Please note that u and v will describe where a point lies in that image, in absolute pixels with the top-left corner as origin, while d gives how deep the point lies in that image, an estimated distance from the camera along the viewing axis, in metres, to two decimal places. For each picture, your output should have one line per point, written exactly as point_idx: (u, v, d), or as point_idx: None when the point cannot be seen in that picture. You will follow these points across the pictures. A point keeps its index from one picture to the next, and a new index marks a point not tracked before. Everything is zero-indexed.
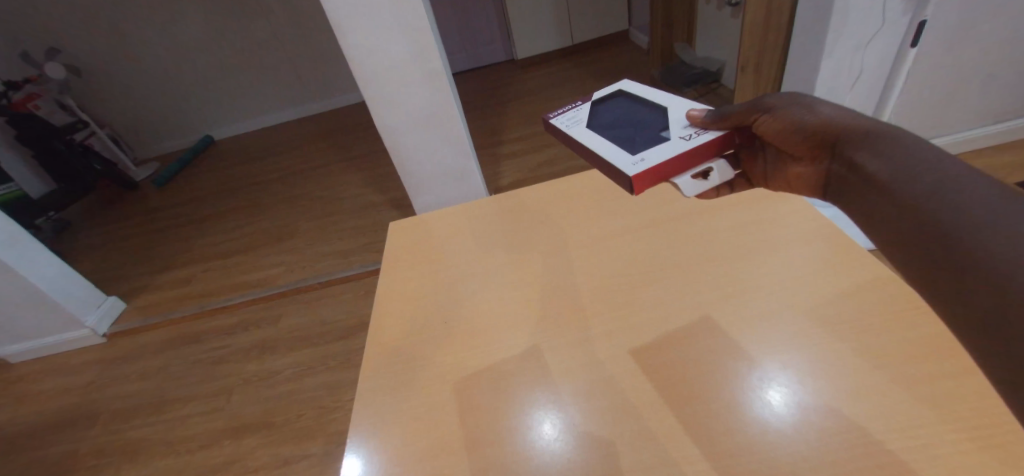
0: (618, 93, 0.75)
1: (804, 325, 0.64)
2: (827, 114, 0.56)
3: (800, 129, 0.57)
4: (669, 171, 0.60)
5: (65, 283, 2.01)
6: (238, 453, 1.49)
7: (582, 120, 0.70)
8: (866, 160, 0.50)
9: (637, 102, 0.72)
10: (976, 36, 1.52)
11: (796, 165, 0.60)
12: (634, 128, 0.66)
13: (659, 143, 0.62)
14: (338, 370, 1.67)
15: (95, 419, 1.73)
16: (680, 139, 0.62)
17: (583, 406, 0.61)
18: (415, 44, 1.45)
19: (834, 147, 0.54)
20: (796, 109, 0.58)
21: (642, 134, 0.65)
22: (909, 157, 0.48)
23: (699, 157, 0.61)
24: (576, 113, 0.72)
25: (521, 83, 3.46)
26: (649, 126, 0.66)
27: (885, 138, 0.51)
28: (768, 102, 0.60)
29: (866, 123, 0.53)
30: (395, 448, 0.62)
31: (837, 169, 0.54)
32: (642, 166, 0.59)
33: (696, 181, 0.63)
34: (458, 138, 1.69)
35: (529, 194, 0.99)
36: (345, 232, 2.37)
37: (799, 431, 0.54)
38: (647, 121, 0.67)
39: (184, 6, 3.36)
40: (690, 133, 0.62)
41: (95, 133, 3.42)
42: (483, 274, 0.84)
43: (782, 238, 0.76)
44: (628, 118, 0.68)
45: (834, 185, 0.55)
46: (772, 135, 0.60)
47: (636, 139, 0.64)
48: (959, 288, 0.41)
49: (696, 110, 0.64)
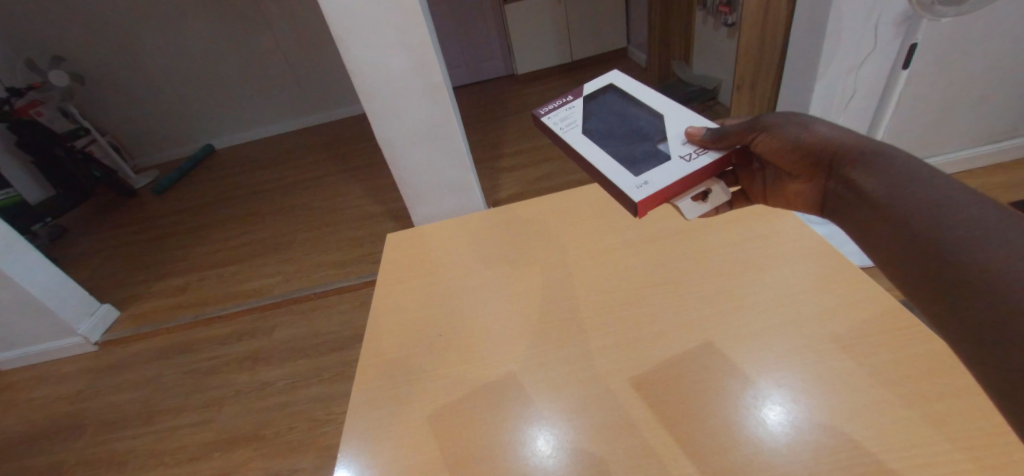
0: (608, 87, 0.73)
1: (797, 344, 0.64)
2: (822, 133, 0.57)
3: (797, 146, 0.58)
4: (672, 194, 0.59)
5: (59, 290, 2.00)
6: (227, 466, 1.47)
7: (577, 123, 0.68)
8: (861, 178, 0.51)
9: (630, 103, 0.70)
10: (968, 58, 1.55)
11: (795, 182, 0.60)
12: (632, 138, 0.65)
13: (660, 163, 0.61)
14: (332, 381, 1.66)
15: (83, 430, 1.71)
16: (680, 158, 0.61)
17: (578, 421, 0.61)
18: (417, 59, 1.47)
19: (829, 165, 0.55)
20: (792, 127, 0.59)
21: (641, 148, 0.63)
22: (902, 176, 0.49)
23: (700, 178, 0.61)
24: (569, 113, 0.70)
25: (521, 98, 3.51)
26: (647, 137, 0.65)
27: (880, 156, 0.51)
28: (766, 121, 0.60)
29: (860, 142, 0.54)
30: (386, 463, 0.61)
31: (833, 186, 0.54)
32: (646, 190, 0.58)
33: (695, 203, 0.62)
34: (457, 151, 1.70)
35: (525, 209, 0.99)
36: (342, 242, 2.37)
37: (793, 449, 0.54)
38: (644, 129, 0.66)
39: (191, 18, 3.41)
40: (690, 152, 0.61)
41: (96, 140, 3.42)
42: (480, 287, 0.84)
43: (779, 256, 0.76)
44: (625, 126, 0.67)
45: (831, 203, 0.56)
46: (770, 154, 0.60)
47: (636, 155, 0.62)
48: (956, 308, 0.41)
49: (695, 126, 0.63)
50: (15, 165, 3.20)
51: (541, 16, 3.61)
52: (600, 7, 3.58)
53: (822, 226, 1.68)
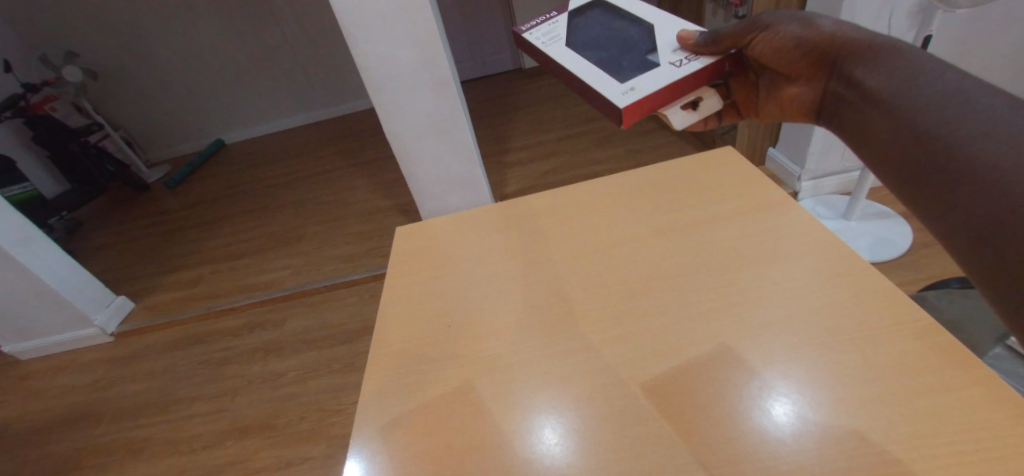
0: (595, 3, 0.70)
1: (805, 336, 0.64)
2: (826, 27, 0.57)
3: (797, 43, 0.58)
4: (659, 102, 0.58)
5: (75, 283, 2.04)
6: (238, 455, 1.50)
7: (561, 36, 0.66)
8: (864, 73, 0.52)
9: (617, 18, 0.68)
10: (985, 48, 1.52)
11: (792, 86, 0.62)
12: (619, 50, 0.63)
13: (648, 70, 0.59)
14: (343, 373, 1.68)
15: (101, 418, 1.75)
16: (670, 65, 0.59)
17: (582, 410, 0.62)
18: (425, 54, 1.48)
19: (833, 62, 0.56)
20: (793, 24, 0.59)
21: (629, 58, 0.61)
22: (911, 73, 0.49)
23: (690, 86, 0.59)
24: (552, 28, 0.68)
25: (529, 91, 3.50)
26: (635, 48, 0.63)
27: (886, 48, 0.52)
28: (766, 20, 0.59)
29: (866, 34, 0.54)
30: (395, 452, 0.63)
31: (834, 85, 0.56)
32: (632, 96, 0.56)
33: (686, 112, 0.61)
34: (465, 145, 1.70)
35: (534, 202, 1.00)
36: (351, 236, 2.40)
37: (797, 439, 0.54)
38: (633, 42, 0.64)
39: (201, 14, 3.43)
40: (680, 59, 0.59)
41: (109, 135, 3.47)
42: (484, 277, 0.85)
43: (790, 248, 0.76)
44: (612, 38, 0.65)
45: (831, 103, 0.57)
46: (771, 54, 0.60)
47: (623, 64, 0.60)
48: (966, 222, 0.43)
49: (687, 31, 0.61)
50: (32, 161, 3.26)
51: None
52: None
53: (833, 221, 1.68)
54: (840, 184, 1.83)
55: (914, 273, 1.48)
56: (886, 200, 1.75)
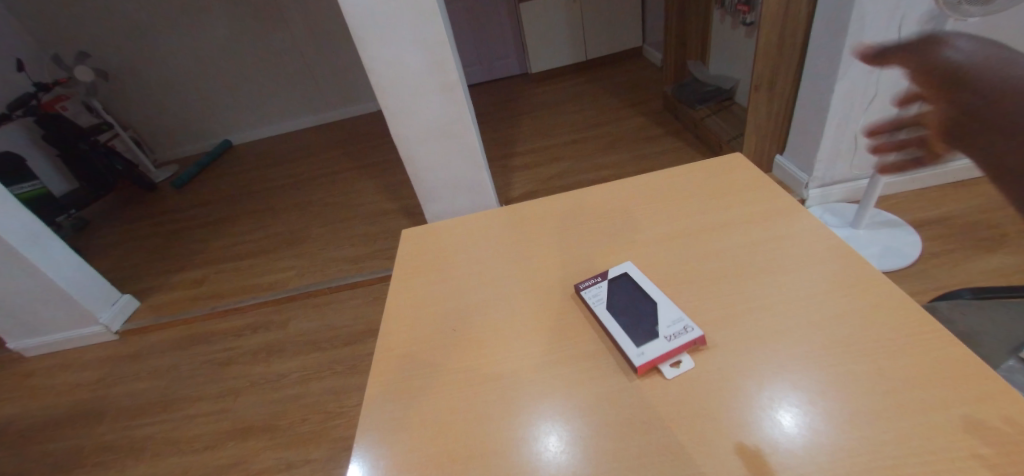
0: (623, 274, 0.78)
1: (816, 345, 0.63)
2: None
3: None
4: None
5: (82, 280, 2.05)
6: (240, 456, 1.50)
7: (604, 299, 0.74)
8: None
9: (642, 292, 0.74)
10: None
11: None
12: (635, 318, 0.70)
13: (650, 338, 0.66)
14: (345, 375, 1.67)
15: (104, 416, 1.75)
16: (665, 337, 0.66)
17: (589, 418, 0.61)
18: (433, 57, 1.48)
19: None
20: None
21: (643, 325, 0.69)
22: None
23: None
24: (598, 291, 0.75)
25: (536, 96, 3.50)
26: (646, 320, 0.69)
27: None
28: None
29: None
30: (398, 456, 0.62)
31: None
32: (641, 359, 0.64)
33: None
34: (471, 148, 1.71)
35: (541, 206, 0.99)
36: (356, 237, 2.40)
37: (808, 451, 0.53)
38: (646, 312, 0.71)
39: (211, 15, 3.46)
40: (675, 332, 0.66)
41: (118, 135, 3.53)
42: (490, 282, 0.85)
43: (800, 256, 0.75)
44: (634, 308, 0.72)
45: None
46: None
47: (640, 330, 0.68)
48: None
49: None
50: (41, 159, 3.29)
51: (556, 15, 3.59)
52: (617, 6, 3.56)
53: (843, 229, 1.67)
54: (849, 192, 1.81)
55: (923, 284, 1.47)
56: (895, 209, 1.73)
